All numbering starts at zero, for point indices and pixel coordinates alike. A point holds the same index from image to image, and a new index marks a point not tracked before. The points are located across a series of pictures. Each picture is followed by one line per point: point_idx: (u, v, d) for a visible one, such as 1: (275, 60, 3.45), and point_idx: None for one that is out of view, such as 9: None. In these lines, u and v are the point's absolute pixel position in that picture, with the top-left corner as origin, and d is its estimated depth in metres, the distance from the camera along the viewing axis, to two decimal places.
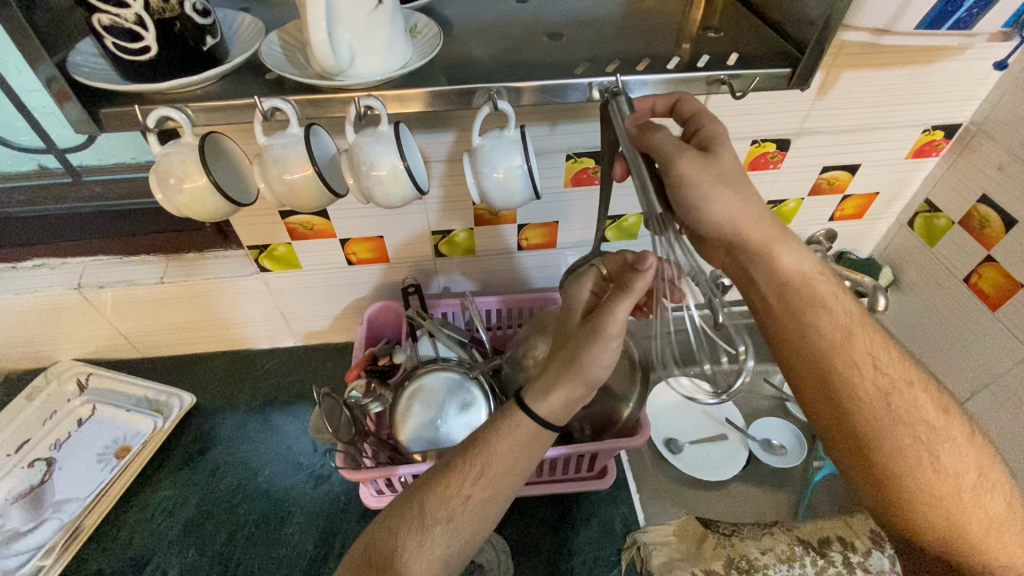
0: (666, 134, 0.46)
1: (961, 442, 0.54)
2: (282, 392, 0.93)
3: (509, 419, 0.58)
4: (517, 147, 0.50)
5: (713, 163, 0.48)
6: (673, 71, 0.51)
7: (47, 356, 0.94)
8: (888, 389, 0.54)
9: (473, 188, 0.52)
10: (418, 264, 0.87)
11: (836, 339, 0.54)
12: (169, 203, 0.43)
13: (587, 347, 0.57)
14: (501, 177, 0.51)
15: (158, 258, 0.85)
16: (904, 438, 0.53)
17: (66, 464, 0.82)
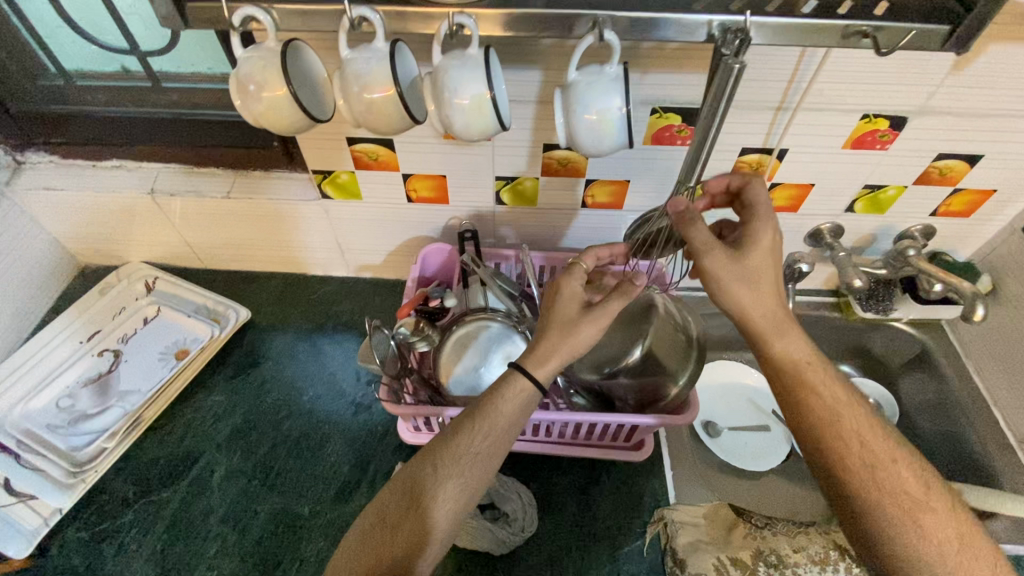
0: (701, 230, 0.55)
1: (950, 516, 0.52)
2: (331, 319, 0.95)
3: (513, 380, 0.57)
4: (618, 86, 0.44)
5: (739, 263, 0.55)
6: (810, 15, 0.46)
7: (119, 255, 0.98)
8: (875, 462, 0.54)
9: (561, 129, 0.47)
10: (478, 209, 0.85)
11: (823, 416, 0.55)
12: (248, 112, 0.42)
13: (580, 331, 0.57)
14: (595, 119, 0.45)
15: (226, 172, 0.86)
16: (891, 511, 0.52)
17: (131, 359, 0.87)
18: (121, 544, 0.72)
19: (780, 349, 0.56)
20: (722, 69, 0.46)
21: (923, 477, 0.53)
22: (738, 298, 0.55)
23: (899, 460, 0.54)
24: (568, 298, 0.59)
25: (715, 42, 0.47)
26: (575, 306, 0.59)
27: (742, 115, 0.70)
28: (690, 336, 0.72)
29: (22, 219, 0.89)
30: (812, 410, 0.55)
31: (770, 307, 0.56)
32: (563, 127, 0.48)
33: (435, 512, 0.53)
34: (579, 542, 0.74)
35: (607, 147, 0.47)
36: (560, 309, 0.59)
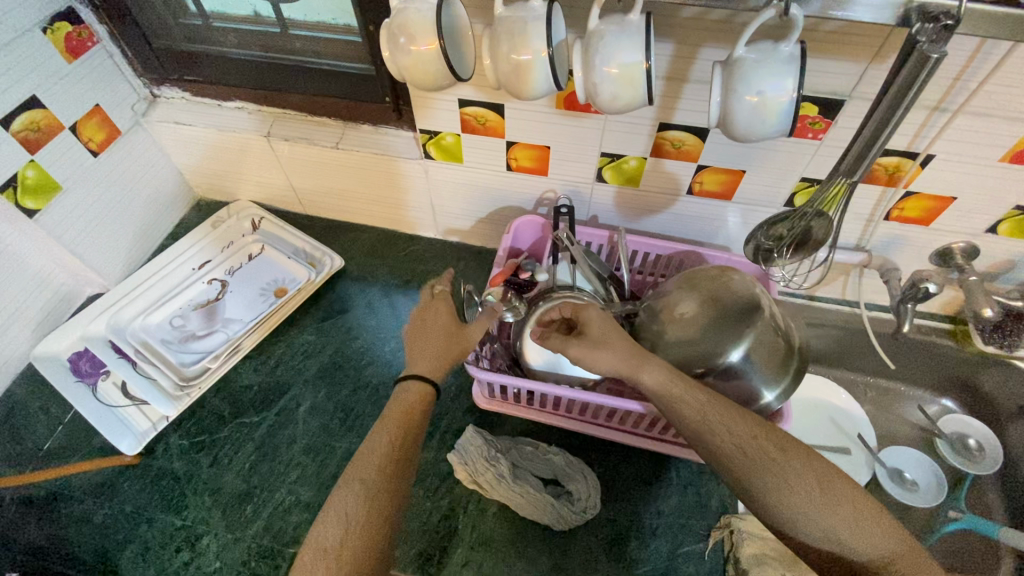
0: (553, 339, 0.67)
1: (815, 468, 0.54)
2: (416, 277, 0.97)
3: (411, 390, 0.63)
4: (791, 68, 0.41)
5: (587, 336, 0.64)
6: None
7: (232, 192, 1.05)
8: (742, 441, 0.56)
9: (715, 105, 0.44)
10: (575, 185, 0.83)
11: (688, 412, 0.58)
12: (394, 63, 0.42)
13: (467, 333, 0.67)
14: (756, 102, 0.42)
15: (337, 123, 0.89)
16: (766, 480, 0.54)
17: (235, 290, 0.93)
18: (215, 456, 0.79)
19: (648, 378, 0.60)
20: (916, 56, 0.45)
21: (777, 438, 0.56)
22: (607, 363, 0.62)
23: (758, 433, 0.56)
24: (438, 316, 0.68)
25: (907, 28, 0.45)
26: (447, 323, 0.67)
27: None
28: (791, 345, 0.69)
29: (151, 148, 0.96)
30: (681, 413, 0.58)
31: (625, 348, 0.62)
32: (717, 107, 0.45)
33: (379, 524, 0.53)
34: (638, 532, 0.73)
35: (765, 133, 0.44)
36: (438, 321, 0.67)
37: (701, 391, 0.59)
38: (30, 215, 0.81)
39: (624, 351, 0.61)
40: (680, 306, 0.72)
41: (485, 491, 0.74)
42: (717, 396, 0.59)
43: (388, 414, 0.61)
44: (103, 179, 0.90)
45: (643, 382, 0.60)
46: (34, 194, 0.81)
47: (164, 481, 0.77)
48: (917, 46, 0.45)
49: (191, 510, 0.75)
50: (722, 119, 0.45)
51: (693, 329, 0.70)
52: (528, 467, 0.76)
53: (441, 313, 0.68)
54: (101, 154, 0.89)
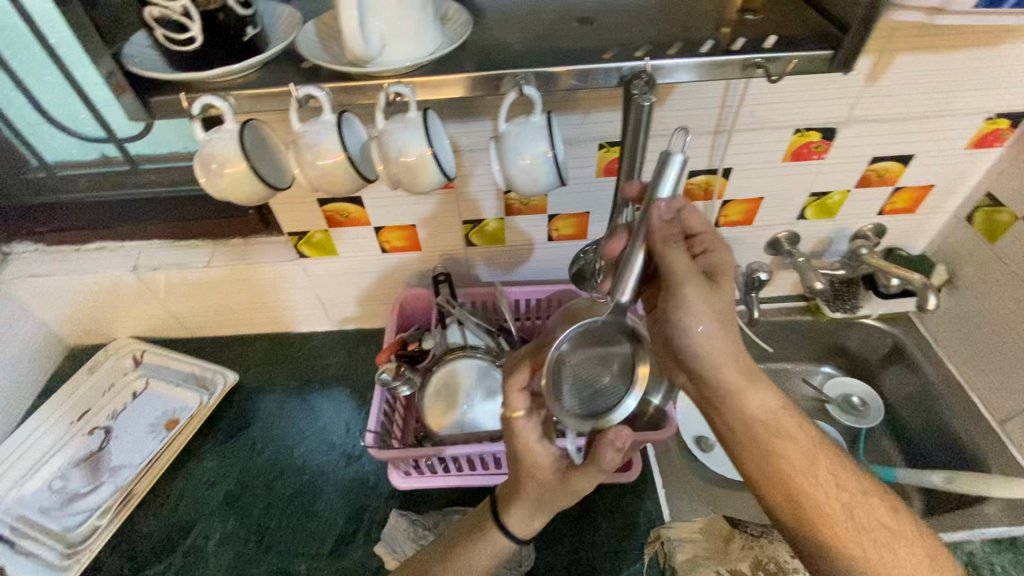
0: (676, 252, 0.53)
1: (920, 543, 0.54)
2: (319, 374, 0.97)
3: (495, 538, 0.65)
4: (544, 132, 0.48)
5: (715, 293, 0.56)
6: (708, 54, 0.45)
7: (108, 332, 1.00)
8: (846, 502, 0.56)
9: (498, 174, 0.51)
10: (449, 254, 0.89)
11: (796, 460, 0.58)
12: (212, 187, 0.45)
13: (577, 484, 0.63)
14: (527, 162, 0.49)
15: (207, 242, 0.90)
16: (866, 543, 0.54)
17: (122, 434, 0.87)
18: None
19: (756, 403, 0.59)
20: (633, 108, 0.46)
21: (889, 502, 0.56)
22: (712, 342, 0.57)
23: (868, 498, 0.56)
24: (542, 463, 0.63)
25: (625, 87, 0.46)
26: (549, 471, 0.63)
27: (684, 142, 0.75)
28: None
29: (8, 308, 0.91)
30: (785, 456, 0.59)
31: (731, 348, 0.58)
32: (500, 174, 0.52)
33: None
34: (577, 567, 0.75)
35: (544, 187, 0.51)
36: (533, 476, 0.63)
37: (803, 426, 0.60)
38: None
39: (726, 344, 0.57)
40: None
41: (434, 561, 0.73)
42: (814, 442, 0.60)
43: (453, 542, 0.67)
44: None
45: (741, 398, 0.59)
46: None
47: None
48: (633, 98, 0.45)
49: None
50: (507, 182, 0.51)
51: None
52: None
53: (541, 470, 0.63)
54: None
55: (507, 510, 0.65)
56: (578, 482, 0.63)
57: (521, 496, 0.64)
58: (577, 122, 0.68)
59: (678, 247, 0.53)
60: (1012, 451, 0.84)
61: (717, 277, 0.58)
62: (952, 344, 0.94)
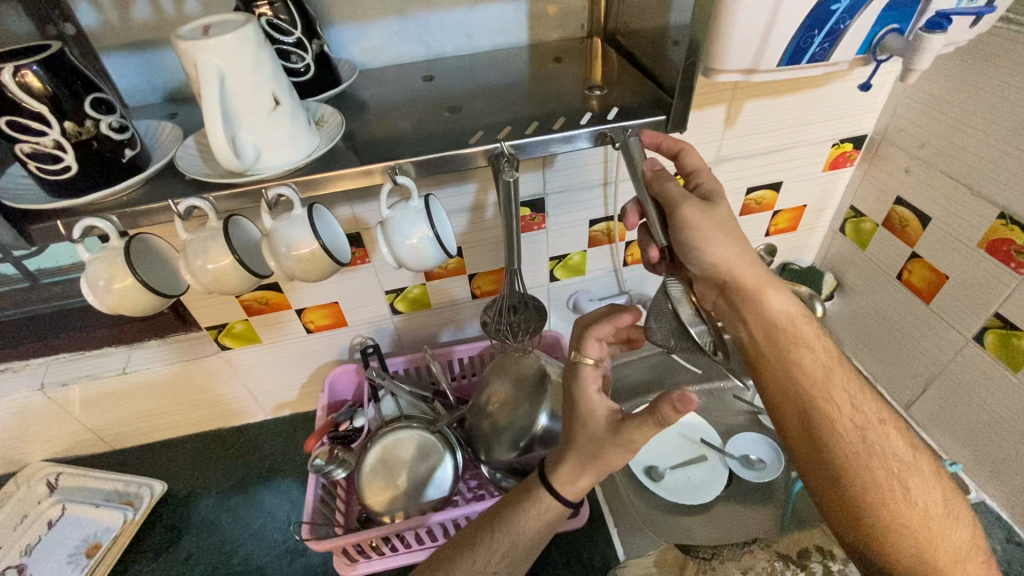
0: (675, 183, 0.55)
1: (933, 482, 0.54)
2: (256, 467, 0.94)
3: (543, 501, 0.62)
4: (424, 215, 0.53)
5: (713, 212, 0.55)
6: (557, 132, 0.52)
7: (17, 460, 0.93)
8: (864, 424, 0.55)
9: (387, 256, 0.54)
10: (376, 325, 0.90)
11: (809, 368, 0.57)
12: (102, 304, 0.46)
13: (629, 435, 0.56)
14: (415, 243, 0.53)
15: (121, 348, 0.87)
16: (881, 471, 0.53)
17: (36, 570, 0.80)
18: None
19: (773, 304, 0.59)
20: (502, 187, 0.50)
21: (910, 440, 0.56)
22: (723, 254, 0.56)
23: (889, 427, 0.56)
24: (596, 412, 0.59)
25: (493, 164, 0.51)
26: (602, 422, 0.59)
27: (579, 195, 0.81)
28: None
29: None
30: (802, 364, 0.58)
31: (751, 258, 0.58)
32: (389, 255, 0.55)
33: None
34: None
35: (431, 262, 0.55)
36: (586, 429, 0.59)
37: (819, 338, 0.60)
38: None
39: (740, 249, 0.57)
40: (495, 392, 0.80)
41: None
42: (840, 362, 0.58)
43: (500, 507, 0.63)
44: None
45: (763, 303, 0.59)
46: None
47: None
48: (504, 177, 0.50)
49: None
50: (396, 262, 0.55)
51: (510, 410, 0.78)
52: None
53: (597, 417, 0.59)
54: None
55: (552, 468, 0.61)
56: (633, 432, 0.56)
57: (572, 447, 0.60)
58: (474, 190, 0.73)
59: (673, 181, 0.55)
60: (921, 434, 0.91)
61: (713, 198, 0.57)
62: (854, 343, 1.02)
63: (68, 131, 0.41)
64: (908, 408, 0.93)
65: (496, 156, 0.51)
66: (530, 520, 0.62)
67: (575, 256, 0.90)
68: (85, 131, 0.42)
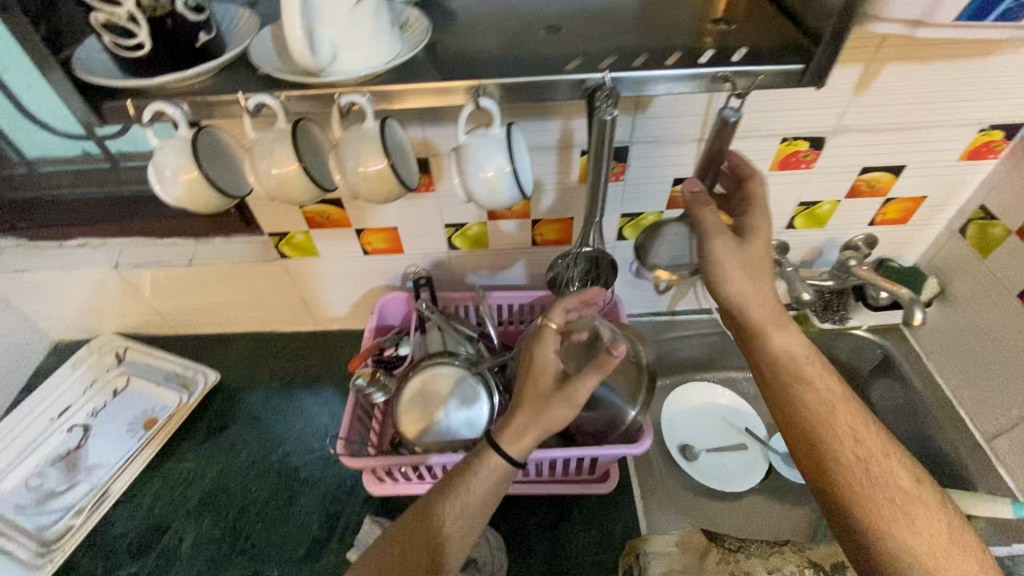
0: (711, 209, 0.59)
1: (940, 512, 0.54)
2: (300, 374, 0.97)
3: (491, 460, 0.59)
4: (503, 146, 0.48)
5: (739, 249, 0.59)
6: (669, 68, 0.44)
7: (92, 328, 1.00)
8: (865, 455, 0.57)
9: (459, 187, 0.50)
10: (431, 257, 0.88)
11: (810, 402, 0.60)
12: (167, 194, 0.46)
13: (574, 389, 0.58)
14: (489, 177, 0.48)
15: (188, 241, 0.90)
16: (879, 497, 0.55)
17: (101, 431, 0.87)
18: None
19: (777, 339, 0.63)
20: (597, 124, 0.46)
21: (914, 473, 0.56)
22: (738, 289, 0.60)
23: (887, 455, 0.57)
24: (549, 366, 0.60)
25: (588, 99, 0.45)
26: (552, 377, 0.60)
27: (668, 149, 0.73)
28: (640, 365, 0.74)
29: None
30: (804, 398, 0.61)
31: (767, 298, 0.61)
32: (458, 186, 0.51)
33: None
34: None
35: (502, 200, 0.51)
36: (537, 381, 0.60)
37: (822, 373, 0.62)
38: None
39: (760, 288, 0.60)
40: None
41: None
42: (842, 395, 0.61)
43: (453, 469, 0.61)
44: None
45: (768, 341, 0.63)
46: None
47: None
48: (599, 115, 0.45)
49: None
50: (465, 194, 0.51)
51: None
52: None
53: (546, 372, 0.60)
54: None
55: (501, 424, 0.60)
56: (577, 386, 0.58)
57: (518, 401, 0.60)
58: (555, 129, 0.67)
59: (710, 208, 0.59)
60: (999, 469, 0.82)
61: (748, 232, 0.60)
62: (943, 358, 0.92)
63: (142, 4, 0.39)
64: (990, 439, 0.84)
65: (592, 90, 0.45)
66: (483, 485, 0.59)
67: (649, 216, 0.83)
68: (159, 7, 0.40)
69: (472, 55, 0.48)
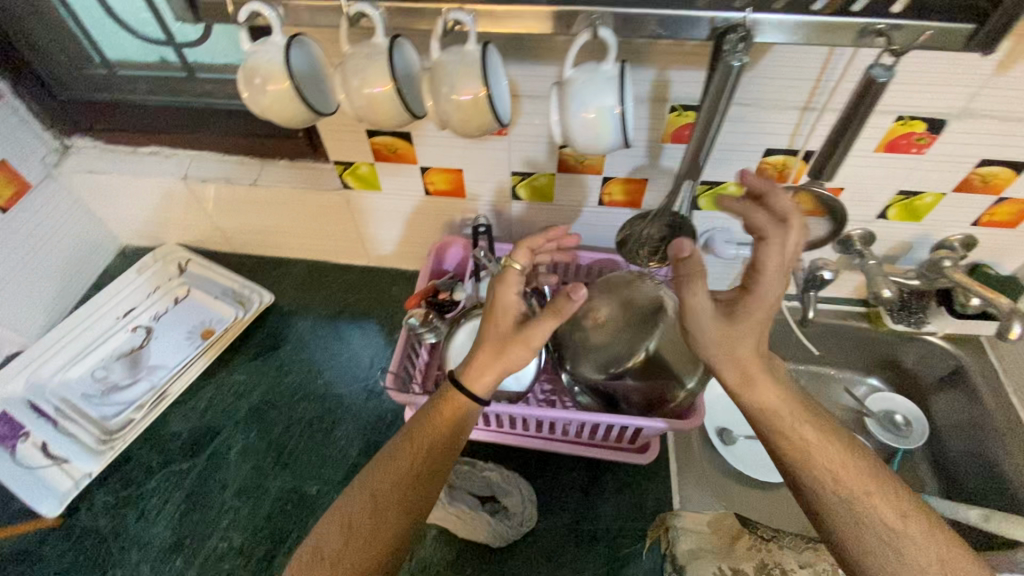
0: (704, 283, 0.50)
1: (931, 540, 0.50)
2: (350, 307, 0.98)
3: (451, 403, 0.60)
4: (612, 84, 0.46)
5: (731, 322, 0.52)
6: (815, 15, 0.46)
7: (157, 237, 1.04)
8: (851, 497, 0.52)
9: (557, 124, 0.49)
10: (493, 205, 0.86)
11: (788, 451, 0.54)
12: (254, 103, 0.44)
13: (531, 333, 0.57)
14: (592, 116, 0.47)
15: (254, 160, 0.90)
16: (871, 540, 0.51)
17: (161, 336, 0.91)
18: (143, 509, 0.76)
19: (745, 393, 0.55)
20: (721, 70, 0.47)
21: (900, 503, 0.52)
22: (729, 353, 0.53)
23: (873, 492, 0.52)
24: (509, 312, 0.59)
25: (717, 38, 0.48)
26: (512, 320, 0.59)
27: (766, 115, 0.67)
28: None
29: (65, 200, 0.94)
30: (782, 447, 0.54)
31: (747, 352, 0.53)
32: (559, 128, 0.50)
33: (379, 546, 0.54)
34: (579, 541, 0.73)
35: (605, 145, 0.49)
36: (505, 318, 0.59)
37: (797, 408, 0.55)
38: None
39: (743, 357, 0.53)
40: (597, 310, 0.72)
41: None
42: (821, 428, 0.55)
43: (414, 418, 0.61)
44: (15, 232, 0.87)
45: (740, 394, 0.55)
46: None
47: (89, 542, 0.74)
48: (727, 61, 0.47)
49: (118, 569, 0.72)
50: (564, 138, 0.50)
51: (607, 333, 0.71)
52: (465, 485, 0.76)
53: (506, 314, 0.59)
54: (10, 209, 0.86)
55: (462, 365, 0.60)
56: (532, 331, 0.57)
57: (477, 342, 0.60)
58: (650, 80, 0.62)
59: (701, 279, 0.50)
60: None
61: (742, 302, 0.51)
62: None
63: None
64: None
65: (730, 28, 0.47)
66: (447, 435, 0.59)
67: (730, 187, 0.78)
68: None
69: (601, 2, 0.47)
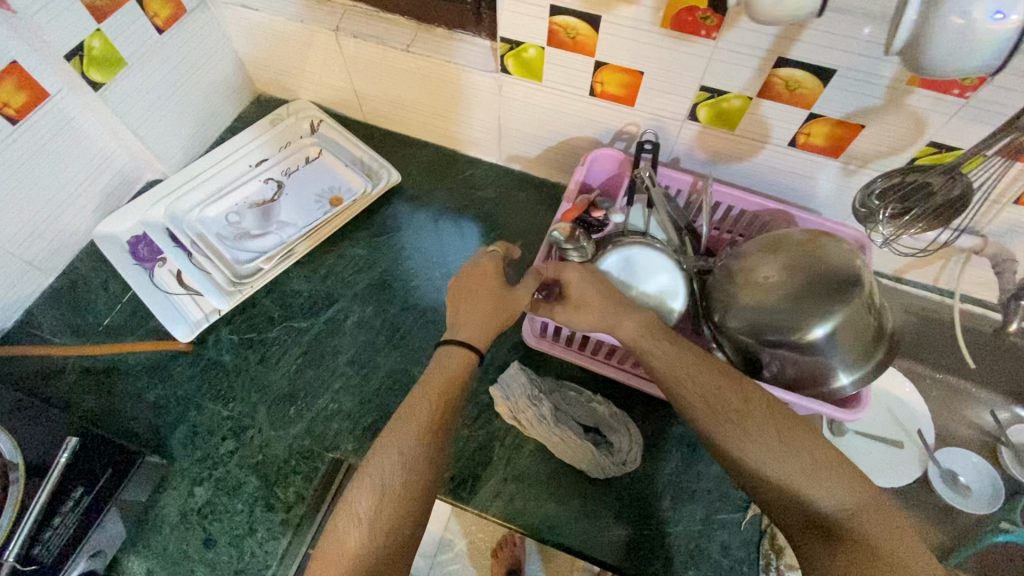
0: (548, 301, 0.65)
1: (772, 414, 0.54)
2: (473, 204, 0.94)
3: (453, 359, 0.60)
4: None
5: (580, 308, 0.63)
6: None
7: (292, 90, 1.00)
8: (704, 388, 0.56)
9: (909, 27, 0.38)
10: (663, 122, 0.76)
11: (659, 353, 0.58)
12: None
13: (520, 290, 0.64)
14: (972, 27, 0.36)
15: (409, 23, 0.82)
16: (724, 425, 0.54)
17: (291, 193, 0.90)
18: (263, 355, 0.79)
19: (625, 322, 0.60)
20: None
21: (743, 387, 0.55)
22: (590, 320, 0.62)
23: (722, 383, 0.56)
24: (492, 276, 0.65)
25: None
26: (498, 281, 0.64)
27: None
28: (880, 326, 0.63)
29: (214, 32, 0.90)
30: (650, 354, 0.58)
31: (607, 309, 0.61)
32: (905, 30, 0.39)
33: (414, 497, 0.53)
34: (674, 492, 0.71)
35: (968, 65, 0.38)
36: (490, 283, 0.64)
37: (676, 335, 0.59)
38: (94, 88, 0.76)
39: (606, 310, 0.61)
40: (761, 270, 0.65)
41: (524, 429, 0.73)
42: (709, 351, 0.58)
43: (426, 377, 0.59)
44: (167, 60, 0.84)
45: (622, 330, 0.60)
46: (99, 66, 0.76)
47: (213, 373, 0.78)
48: None
49: (238, 404, 0.76)
50: (910, 48, 0.39)
51: (771, 297, 0.63)
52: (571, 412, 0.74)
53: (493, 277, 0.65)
54: (165, 32, 0.82)
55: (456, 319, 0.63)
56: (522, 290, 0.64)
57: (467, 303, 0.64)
58: None
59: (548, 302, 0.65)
60: None
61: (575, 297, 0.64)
62: None
63: None
64: None
65: None
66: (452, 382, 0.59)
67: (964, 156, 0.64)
68: None
69: None
